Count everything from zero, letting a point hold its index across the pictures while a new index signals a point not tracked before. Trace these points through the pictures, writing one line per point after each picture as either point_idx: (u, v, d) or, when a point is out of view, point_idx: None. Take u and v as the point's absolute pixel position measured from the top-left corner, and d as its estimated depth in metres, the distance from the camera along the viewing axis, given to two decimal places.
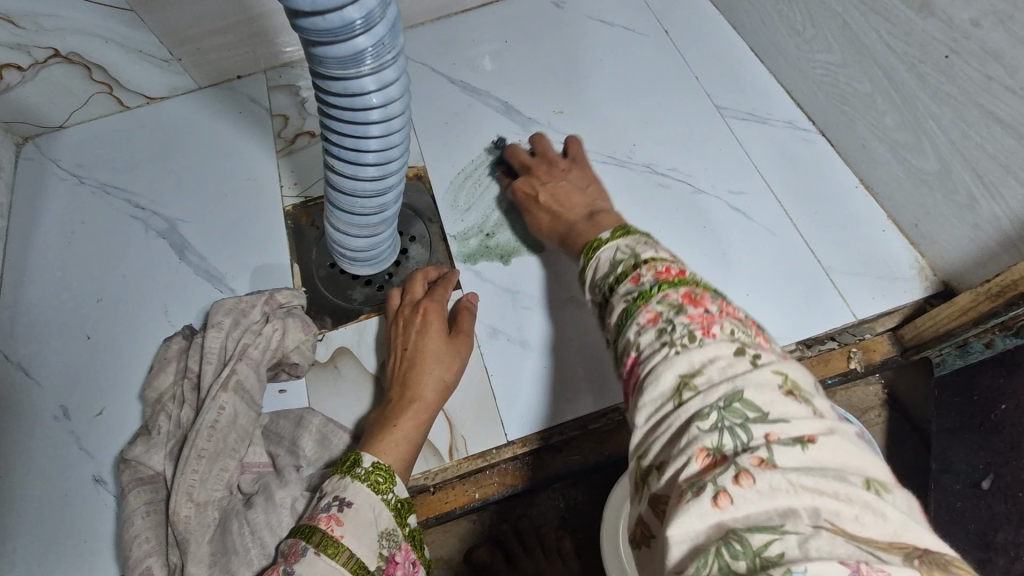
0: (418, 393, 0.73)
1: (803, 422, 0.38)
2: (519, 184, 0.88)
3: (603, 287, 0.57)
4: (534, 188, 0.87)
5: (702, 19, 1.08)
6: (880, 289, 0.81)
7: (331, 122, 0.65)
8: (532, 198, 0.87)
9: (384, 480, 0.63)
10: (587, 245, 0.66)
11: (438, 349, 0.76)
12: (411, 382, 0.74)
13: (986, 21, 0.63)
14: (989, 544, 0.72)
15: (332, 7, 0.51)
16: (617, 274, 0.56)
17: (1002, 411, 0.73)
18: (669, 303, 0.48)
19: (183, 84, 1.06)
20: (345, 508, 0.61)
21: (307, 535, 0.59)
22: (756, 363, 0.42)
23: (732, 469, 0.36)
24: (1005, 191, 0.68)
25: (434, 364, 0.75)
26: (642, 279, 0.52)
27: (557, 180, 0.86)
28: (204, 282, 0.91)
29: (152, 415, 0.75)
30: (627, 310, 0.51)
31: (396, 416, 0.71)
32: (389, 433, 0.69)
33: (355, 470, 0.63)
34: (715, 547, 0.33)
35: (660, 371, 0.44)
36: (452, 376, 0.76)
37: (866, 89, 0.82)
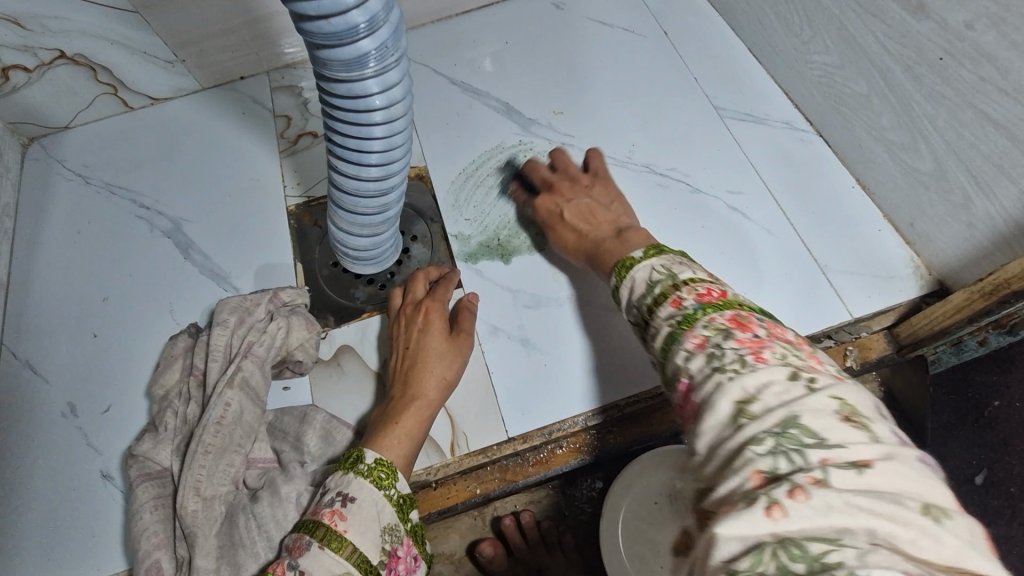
0: (420, 390, 0.74)
1: (860, 446, 0.38)
2: (542, 201, 0.88)
3: (642, 308, 0.61)
4: (556, 206, 0.87)
5: (701, 21, 1.09)
6: (875, 287, 0.82)
7: (334, 123, 0.66)
8: (555, 215, 0.86)
9: (385, 476, 0.65)
10: (620, 263, 0.69)
11: (441, 348, 0.77)
12: (414, 380, 0.75)
13: (979, 23, 0.64)
14: (986, 538, 0.75)
15: (337, 11, 0.52)
16: (655, 295, 0.60)
17: (995, 408, 0.79)
18: (715, 328, 0.51)
19: (187, 84, 1.07)
20: (348, 503, 0.62)
21: (311, 530, 0.61)
22: (811, 388, 0.42)
23: (787, 485, 0.37)
24: (998, 191, 0.69)
25: (436, 362, 0.76)
26: (684, 302, 0.56)
27: (578, 197, 0.86)
28: (209, 281, 0.92)
29: (159, 411, 0.76)
30: (673, 334, 0.54)
31: (399, 414, 0.72)
32: (392, 430, 0.70)
33: (356, 467, 0.65)
34: (771, 548, 0.35)
35: (716, 398, 0.45)
36: (454, 374, 0.77)
37: (862, 90, 0.83)
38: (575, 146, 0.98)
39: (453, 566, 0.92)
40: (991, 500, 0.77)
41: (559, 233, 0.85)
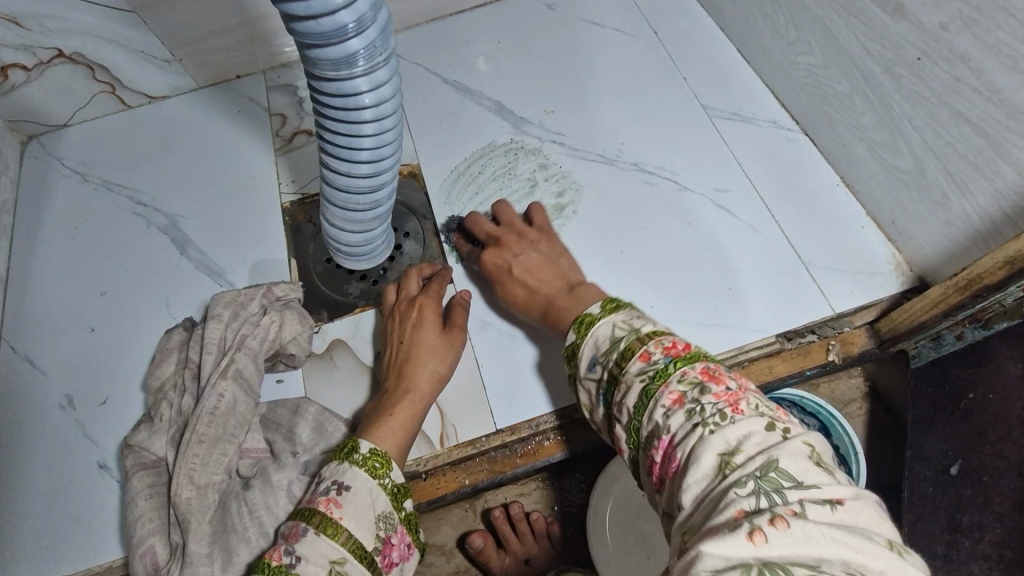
0: (414, 382, 0.76)
1: (833, 486, 0.41)
2: (490, 257, 0.85)
3: (606, 365, 0.59)
4: (502, 262, 0.84)
5: (691, 21, 1.11)
6: (858, 283, 0.84)
7: (325, 121, 0.68)
8: (504, 271, 0.83)
9: (381, 465, 0.66)
10: (577, 320, 0.67)
11: (435, 342, 0.79)
12: (409, 373, 0.76)
13: (954, 25, 0.66)
14: (957, 526, 0.75)
15: (325, 11, 0.54)
16: (621, 351, 0.58)
17: (971, 399, 0.76)
18: (689, 382, 0.51)
19: (184, 83, 1.08)
20: (344, 491, 0.63)
21: (308, 517, 0.62)
22: (787, 435, 0.45)
23: (768, 514, 0.39)
24: (973, 188, 0.70)
25: (429, 356, 0.78)
26: (653, 356, 0.55)
27: (522, 253, 0.83)
28: (205, 276, 0.94)
29: (155, 402, 0.77)
30: (646, 391, 0.53)
31: (392, 406, 0.74)
32: (387, 422, 0.72)
33: (353, 456, 0.66)
34: (757, 569, 0.36)
35: (699, 451, 0.46)
36: (446, 368, 0.79)
37: (845, 90, 0.84)
38: (565, 145, 1.00)
39: (444, 557, 0.94)
40: (964, 489, 0.75)
41: (509, 291, 0.83)
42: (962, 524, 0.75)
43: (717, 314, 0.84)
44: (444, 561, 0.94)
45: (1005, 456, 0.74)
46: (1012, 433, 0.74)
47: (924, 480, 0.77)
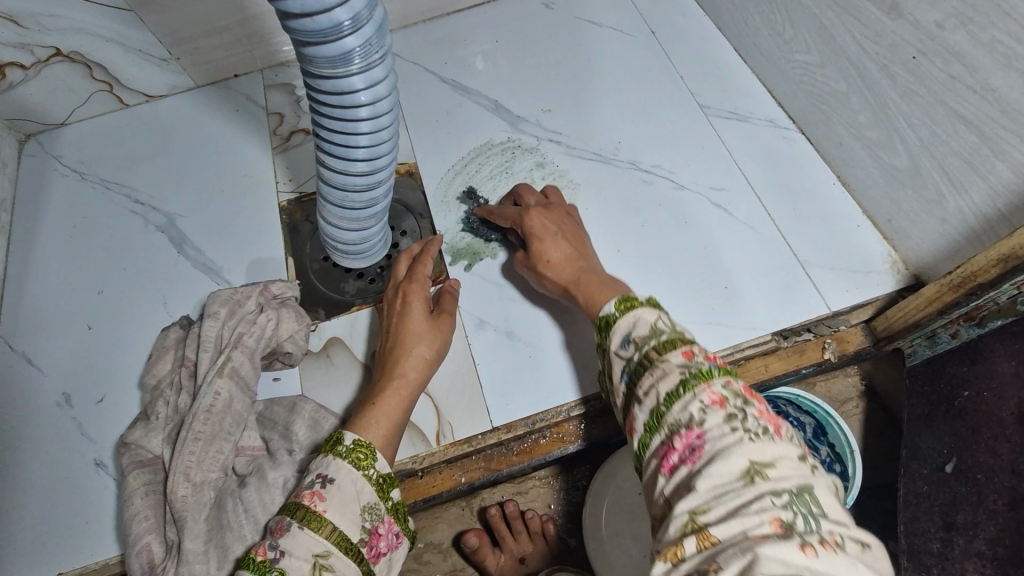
0: (400, 370, 0.76)
1: (860, 528, 0.42)
2: (534, 219, 0.82)
3: (641, 347, 0.57)
4: (547, 223, 0.82)
5: (689, 20, 1.11)
6: (854, 281, 0.84)
7: (321, 119, 0.68)
8: (544, 236, 0.81)
9: (364, 455, 0.66)
10: (620, 298, 0.65)
11: (422, 329, 0.78)
12: (394, 362, 0.76)
13: (949, 23, 0.66)
14: (951, 524, 0.74)
15: (321, 9, 0.54)
16: (663, 339, 0.57)
17: (965, 398, 0.77)
18: (733, 390, 0.50)
19: (181, 82, 1.09)
20: (327, 485, 0.63)
21: (292, 512, 0.61)
22: (818, 470, 0.45)
23: (812, 536, 0.39)
24: (968, 187, 0.70)
25: (414, 344, 0.77)
26: (698, 357, 0.53)
27: (568, 222, 0.84)
28: (202, 275, 0.94)
29: (151, 400, 0.77)
30: (684, 383, 0.51)
31: (377, 397, 0.73)
32: (371, 413, 0.71)
33: (336, 447, 0.66)
34: None
35: (733, 453, 0.45)
36: (433, 352, 0.78)
37: (842, 88, 0.84)
38: (562, 143, 1.00)
39: (441, 556, 0.94)
40: (959, 487, 0.75)
41: (546, 254, 0.80)
42: (956, 522, 0.74)
43: (713, 313, 0.84)
44: (440, 560, 0.94)
45: (998, 454, 0.74)
46: (1005, 431, 0.75)
47: (919, 479, 0.77)
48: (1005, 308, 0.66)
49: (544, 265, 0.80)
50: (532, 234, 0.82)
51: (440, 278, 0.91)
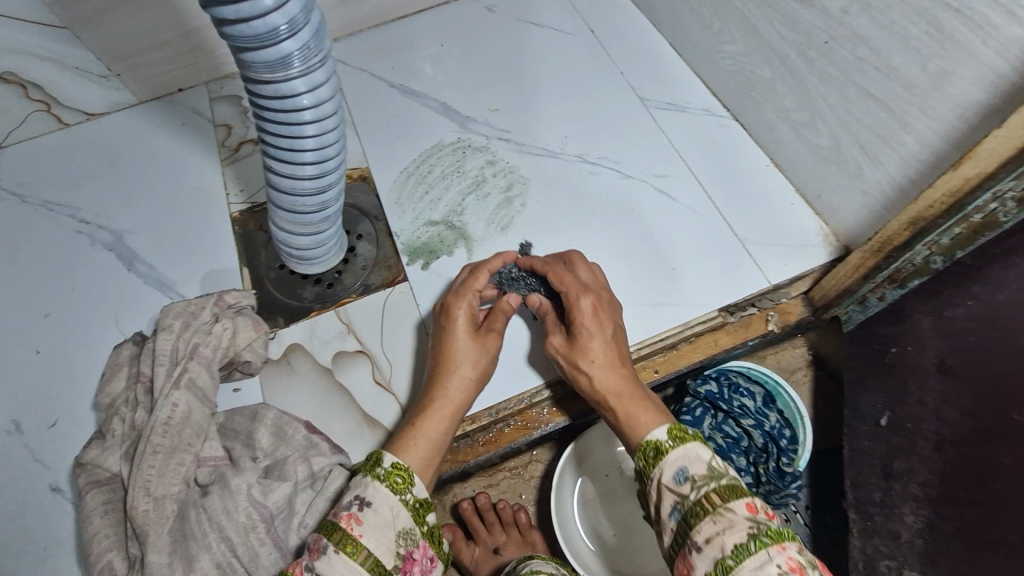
0: (443, 391, 0.73)
1: None
2: (583, 322, 0.74)
3: (700, 489, 0.57)
4: (601, 319, 0.75)
5: (626, 18, 1.15)
6: (791, 256, 0.89)
7: (265, 124, 0.69)
8: (591, 343, 0.73)
9: (402, 481, 0.62)
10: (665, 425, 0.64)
11: (468, 350, 0.75)
12: (438, 381, 0.74)
13: (853, 9, 0.71)
14: (890, 473, 0.72)
15: (255, 14, 0.55)
16: (726, 484, 0.57)
17: (894, 353, 0.74)
18: (806, 559, 0.52)
19: (123, 98, 1.07)
20: (365, 508, 0.60)
21: (329, 533, 0.59)
22: None
23: None
24: (883, 159, 0.76)
25: (459, 363, 0.74)
26: (763, 513, 0.55)
27: (616, 319, 0.77)
28: (154, 290, 0.93)
29: (107, 419, 0.76)
30: (756, 540, 0.52)
31: (419, 417, 0.71)
32: (412, 435, 0.69)
33: (374, 469, 0.62)
34: None
35: None
36: (478, 375, 0.75)
37: (767, 75, 0.90)
38: (511, 141, 1.03)
39: None
40: (894, 439, 0.72)
41: (591, 363, 0.72)
42: (893, 470, 0.72)
43: (662, 295, 0.88)
44: None
45: (924, 402, 0.69)
46: (929, 381, 0.69)
47: (862, 435, 0.77)
48: (921, 267, 0.68)
49: (585, 371, 0.73)
50: (580, 330, 0.74)
51: (398, 279, 0.92)
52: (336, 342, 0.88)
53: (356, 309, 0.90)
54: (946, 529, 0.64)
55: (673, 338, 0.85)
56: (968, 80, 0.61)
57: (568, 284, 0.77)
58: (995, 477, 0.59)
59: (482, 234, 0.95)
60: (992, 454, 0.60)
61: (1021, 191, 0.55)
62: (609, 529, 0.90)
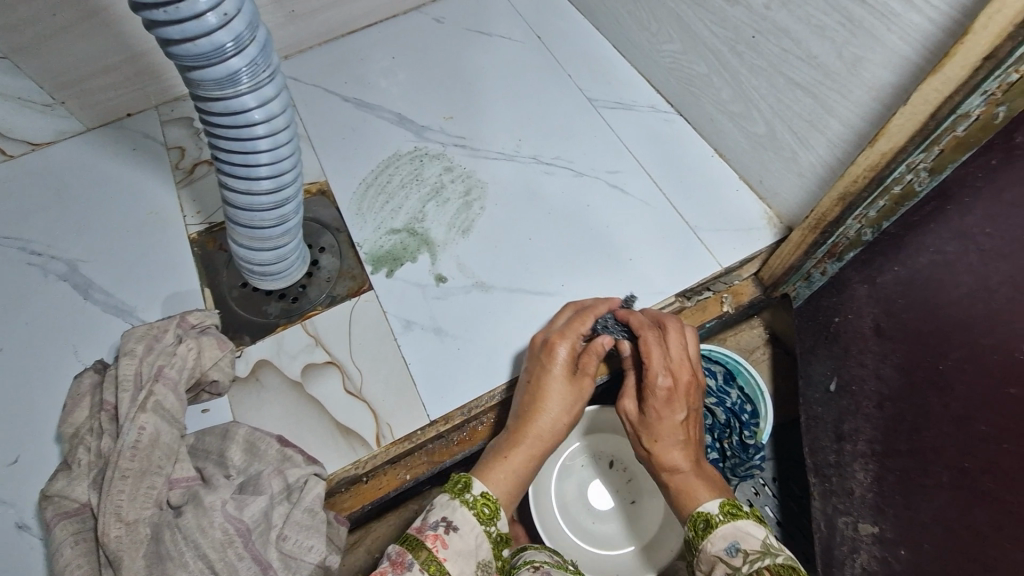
0: (532, 430, 0.74)
1: None
2: (659, 407, 0.73)
3: (751, 566, 0.59)
4: (680, 400, 0.74)
5: (570, 24, 1.19)
6: (739, 239, 0.93)
7: (217, 141, 0.69)
8: (664, 424, 0.73)
9: (489, 512, 0.67)
10: (718, 501, 0.67)
11: (555, 397, 0.75)
12: (527, 418, 0.75)
13: (774, 5, 0.76)
14: (841, 435, 0.76)
15: (201, 32, 0.56)
16: (777, 561, 0.58)
17: (838, 322, 0.79)
18: None
19: (70, 127, 1.05)
20: (451, 532, 0.64)
21: (414, 549, 0.62)
22: None
23: None
24: (813, 142, 0.81)
25: (550, 407, 0.75)
26: None
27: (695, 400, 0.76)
28: (114, 317, 0.91)
29: (71, 449, 0.74)
30: None
31: (509, 448, 0.74)
32: (500, 466, 0.72)
33: (465, 495, 0.67)
34: None
35: None
36: (568, 420, 0.76)
37: (704, 71, 0.94)
38: (467, 147, 1.05)
39: None
40: (842, 402, 0.77)
41: (657, 441, 0.73)
42: (845, 432, 0.76)
43: (621, 285, 0.91)
44: None
45: (866, 364, 0.73)
46: (868, 344, 0.73)
47: (815, 402, 0.82)
48: (855, 240, 0.73)
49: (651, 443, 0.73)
50: (655, 410, 0.73)
51: (363, 288, 0.93)
52: (305, 354, 0.88)
53: (322, 320, 0.90)
54: (890, 481, 0.69)
55: None
56: (879, 64, 0.67)
57: (656, 361, 0.74)
58: (929, 426, 0.64)
59: (445, 239, 0.97)
60: (926, 404, 0.64)
61: (932, 162, 0.60)
62: (591, 518, 0.91)
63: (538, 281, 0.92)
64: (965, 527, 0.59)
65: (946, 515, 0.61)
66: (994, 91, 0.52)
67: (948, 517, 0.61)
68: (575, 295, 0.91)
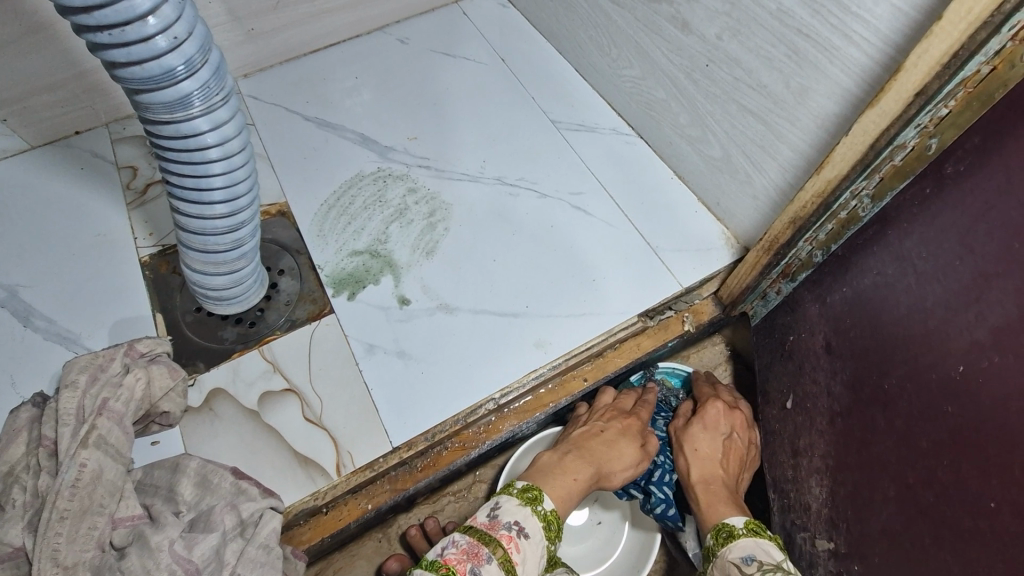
0: (593, 463, 0.76)
1: None
2: (702, 423, 0.81)
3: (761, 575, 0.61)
4: (726, 422, 0.82)
5: (533, 46, 1.21)
6: (698, 260, 0.96)
7: (168, 165, 0.67)
8: (710, 441, 0.79)
9: (554, 530, 0.69)
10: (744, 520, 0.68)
11: (626, 452, 0.79)
12: (589, 452, 0.77)
13: (724, 35, 0.79)
14: (798, 450, 0.79)
15: (148, 56, 0.54)
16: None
17: (793, 340, 0.81)
18: None
19: (12, 144, 1.01)
20: (523, 536, 0.66)
21: (488, 543, 0.64)
22: None
23: None
24: (765, 167, 0.84)
25: (614, 453, 0.78)
26: None
27: (740, 437, 0.82)
28: (56, 345, 0.87)
29: (4, 489, 0.69)
30: None
31: (575, 470, 0.75)
32: (566, 481, 0.73)
33: (536, 506, 0.69)
34: None
35: None
36: (623, 477, 0.78)
37: (662, 96, 0.97)
38: (430, 168, 1.05)
39: None
40: (797, 418, 0.80)
41: (697, 449, 0.79)
42: (800, 448, 0.78)
43: (584, 305, 0.92)
44: None
45: (817, 381, 0.76)
46: (819, 361, 0.76)
47: (773, 418, 0.85)
48: (806, 261, 0.76)
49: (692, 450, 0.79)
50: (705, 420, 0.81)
51: (324, 311, 0.91)
52: (262, 382, 0.85)
53: (280, 347, 0.88)
54: (843, 495, 0.70)
55: (600, 346, 0.90)
56: (823, 95, 0.70)
57: (707, 393, 0.86)
58: (875, 440, 0.66)
59: (409, 261, 0.96)
60: (869, 420, 0.67)
61: (873, 189, 0.63)
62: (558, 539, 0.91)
63: (503, 301, 0.93)
64: (910, 540, 0.60)
65: (892, 527, 0.63)
66: (926, 124, 0.54)
67: (894, 529, 0.62)
68: (538, 316, 0.91)
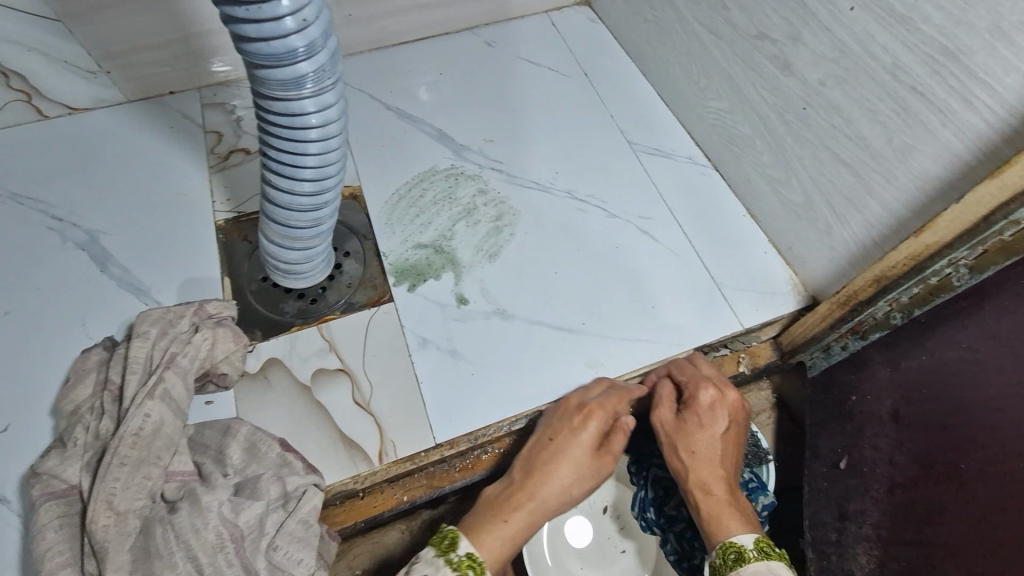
0: (531, 493, 0.75)
1: None
2: (694, 427, 0.80)
3: None
4: (719, 411, 0.80)
5: (617, 64, 1.21)
6: (762, 302, 0.94)
7: (270, 138, 0.69)
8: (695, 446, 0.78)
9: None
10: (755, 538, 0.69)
11: (563, 471, 0.77)
12: (524, 484, 0.76)
13: (828, 82, 0.78)
14: (845, 514, 0.78)
15: (277, 34, 0.56)
16: None
17: (855, 401, 0.79)
18: None
19: (110, 96, 1.05)
20: None
21: None
22: None
23: None
24: (850, 220, 0.82)
25: (563, 467, 0.77)
26: None
27: (733, 415, 0.80)
28: (128, 294, 0.90)
29: (68, 427, 0.72)
30: None
31: (508, 509, 0.74)
32: (496, 528, 0.72)
33: (449, 555, 0.68)
34: None
35: None
36: (579, 489, 0.77)
37: (748, 132, 0.96)
38: (503, 172, 1.06)
39: None
40: (849, 481, 0.78)
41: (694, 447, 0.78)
42: (849, 511, 0.77)
43: (641, 331, 0.91)
44: None
45: (879, 447, 0.75)
46: (884, 428, 0.75)
47: (819, 476, 0.82)
48: (882, 321, 0.73)
49: (691, 451, 0.78)
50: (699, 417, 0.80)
51: (383, 299, 0.92)
52: (316, 359, 0.87)
53: (338, 327, 0.90)
54: (894, 569, 0.70)
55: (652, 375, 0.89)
56: (929, 156, 0.68)
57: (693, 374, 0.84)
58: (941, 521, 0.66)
59: (471, 261, 0.97)
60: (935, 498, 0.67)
61: (974, 260, 0.60)
62: (579, 563, 0.90)
63: (559, 315, 0.92)
64: None
65: None
66: None
67: None
68: (592, 335, 0.91)
